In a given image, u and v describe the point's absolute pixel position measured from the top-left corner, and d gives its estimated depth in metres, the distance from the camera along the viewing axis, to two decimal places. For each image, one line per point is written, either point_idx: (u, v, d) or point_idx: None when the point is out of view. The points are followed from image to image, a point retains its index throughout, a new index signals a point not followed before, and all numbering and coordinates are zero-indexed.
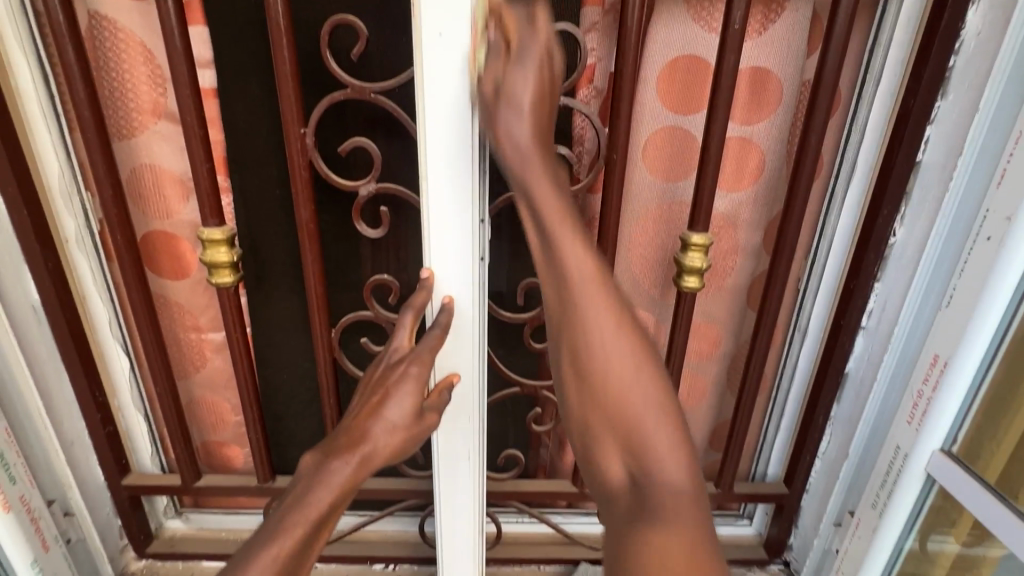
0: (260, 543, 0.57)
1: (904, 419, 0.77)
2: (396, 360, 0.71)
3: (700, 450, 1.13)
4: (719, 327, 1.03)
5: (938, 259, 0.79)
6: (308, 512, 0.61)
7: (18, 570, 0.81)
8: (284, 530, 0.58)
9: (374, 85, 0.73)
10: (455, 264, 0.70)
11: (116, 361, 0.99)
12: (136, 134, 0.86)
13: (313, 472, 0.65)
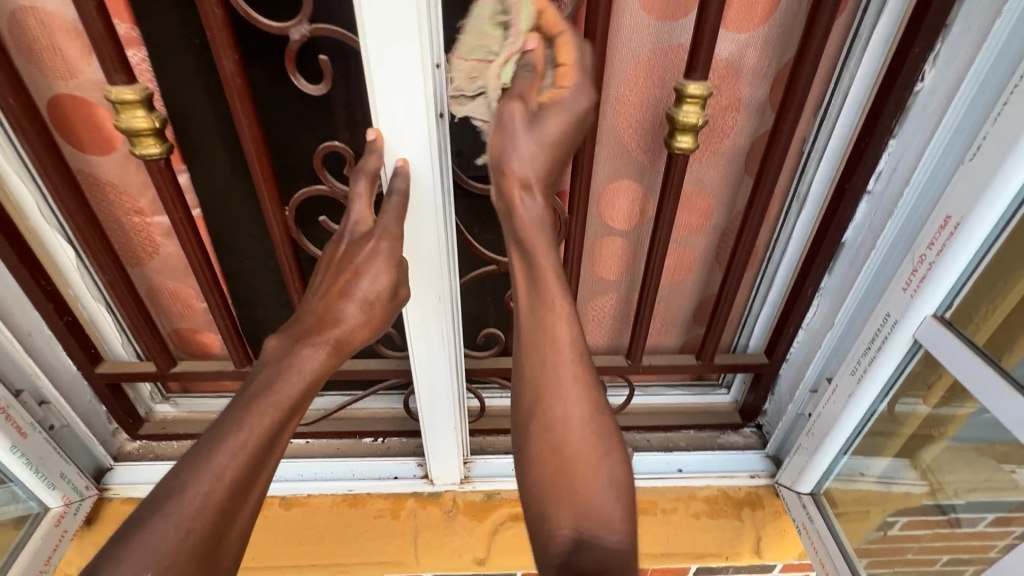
0: (225, 432, 0.52)
1: (899, 287, 0.72)
2: (359, 235, 0.64)
3: (683, 325, 1.11)
4: (712, 196, 0.94)
5: (969, 106, 0.68)
6: (277, 401, 0.55)
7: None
8: (250, 419, 0.53)
9: None
10: (405, 119, 0.61)
11: (57, 249, 0.91)
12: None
13: (279, 358, 0.58)
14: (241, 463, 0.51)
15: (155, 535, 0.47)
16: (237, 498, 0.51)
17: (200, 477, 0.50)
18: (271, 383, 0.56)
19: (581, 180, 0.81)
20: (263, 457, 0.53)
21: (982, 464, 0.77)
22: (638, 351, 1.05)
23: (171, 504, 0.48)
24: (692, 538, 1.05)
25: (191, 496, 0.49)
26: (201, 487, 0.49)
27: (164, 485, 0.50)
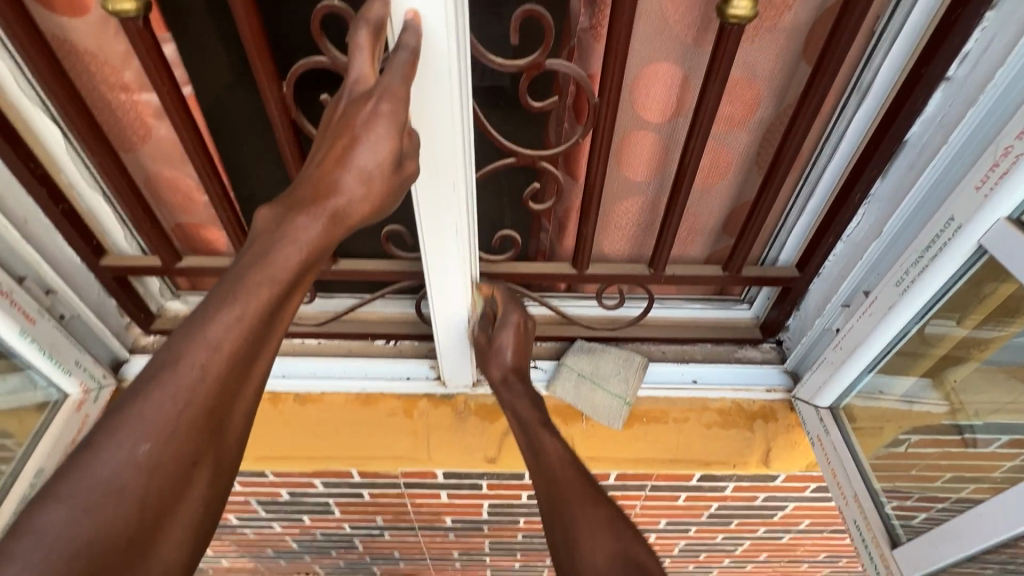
0: (219, 304, 0.49)
1: (973, 185, 0.64)
2: (358, 95, 0.55)
3: (710, 237, 1.04)
4: (761, 86, 0.83)
5: None
6: (274, 273, 0.51)
7: (8, 339, 0.81)
8: (243, 291, 0.49)
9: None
10: None
11: (41, 129, 0.84)
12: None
13: (274, 226, 0.53)
14: (238, 336, 0.48)
15: (151, 406, 0.44)
16: (236, 371, 0.48)
17: (193, 349, 0.47)
18: (267, 253, 0.51)
19: (615, 58, 0.70)
20: (261, 332, 0.50)
21: (1014, 387, 0.72)
22: (662, 260, 1.00)
23: (168, 373, 0.46)
24: (701, 446, 1.06)
25: (186, 368, 0.46)
26: (195, 359, 0.46)
27: (158, 357, 0.47)
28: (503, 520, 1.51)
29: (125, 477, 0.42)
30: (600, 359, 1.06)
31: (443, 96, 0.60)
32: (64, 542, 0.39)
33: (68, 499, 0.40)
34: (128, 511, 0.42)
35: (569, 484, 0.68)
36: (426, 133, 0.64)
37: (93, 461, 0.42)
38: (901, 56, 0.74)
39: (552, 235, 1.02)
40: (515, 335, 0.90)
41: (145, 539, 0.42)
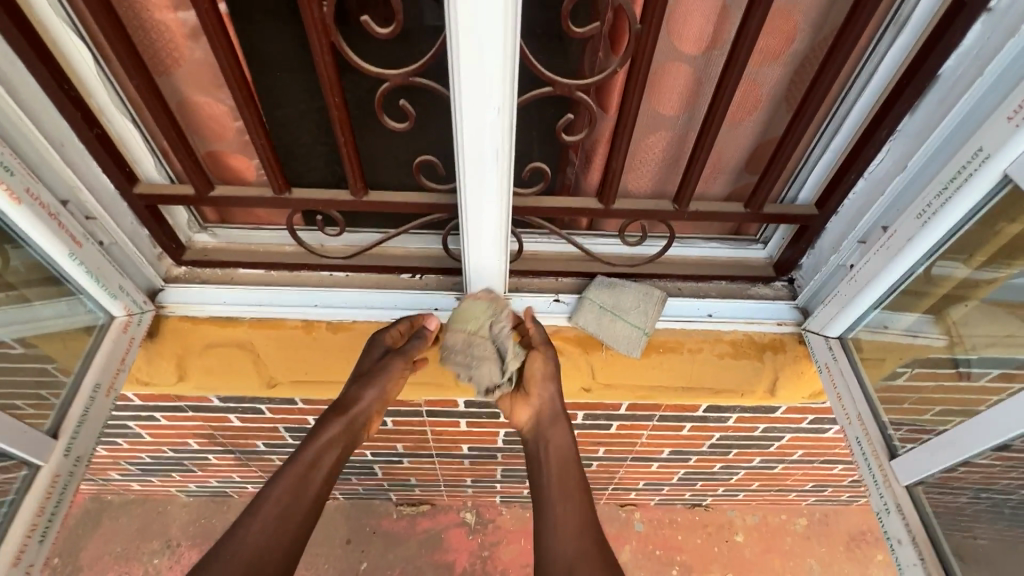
0: (298, 459, 0.90)
1: (1004, 116, 0.66)
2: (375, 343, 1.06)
3: (732, 176, 1.07)
4: (801, 16, 0.83)
5: None
6: (299, 466, 0.88)
7: (59, 261, 0.83)
8: (320, 449, 0.92)
9: (411, 69, 0.79)
10: None
11: (72, 47, 0.82)
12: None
13: (314, 434, 0.94)
14: (308, 458, 0.90)
15: (261, 516, 0.81)
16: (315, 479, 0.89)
17: (283, 478, 0.86)
18: (320, 428, 0.94)
19: None
20: (319, 455, 0.91)
21: (1012, 322, 0.76)
22: (687, 193, 1.01)
23: (279, 487, 0.85)
24: (713, 374, 1.13)
25: (282, 488, 0.85)
26: (282, 486, 0.85)
27: (271, 488, 0.85)
28: (516, 448, 1.61)
29: (260, 547, 0.79)
30: (621, 292, 1.10)
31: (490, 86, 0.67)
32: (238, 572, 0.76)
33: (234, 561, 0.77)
34: (255, 548, 0.79)
35: (568, 513, 0.89)
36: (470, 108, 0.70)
37: (236, 545, 0.78)
38: None
39: (578, 168, 1.04)
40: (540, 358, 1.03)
41: (282, 552, 0.80)
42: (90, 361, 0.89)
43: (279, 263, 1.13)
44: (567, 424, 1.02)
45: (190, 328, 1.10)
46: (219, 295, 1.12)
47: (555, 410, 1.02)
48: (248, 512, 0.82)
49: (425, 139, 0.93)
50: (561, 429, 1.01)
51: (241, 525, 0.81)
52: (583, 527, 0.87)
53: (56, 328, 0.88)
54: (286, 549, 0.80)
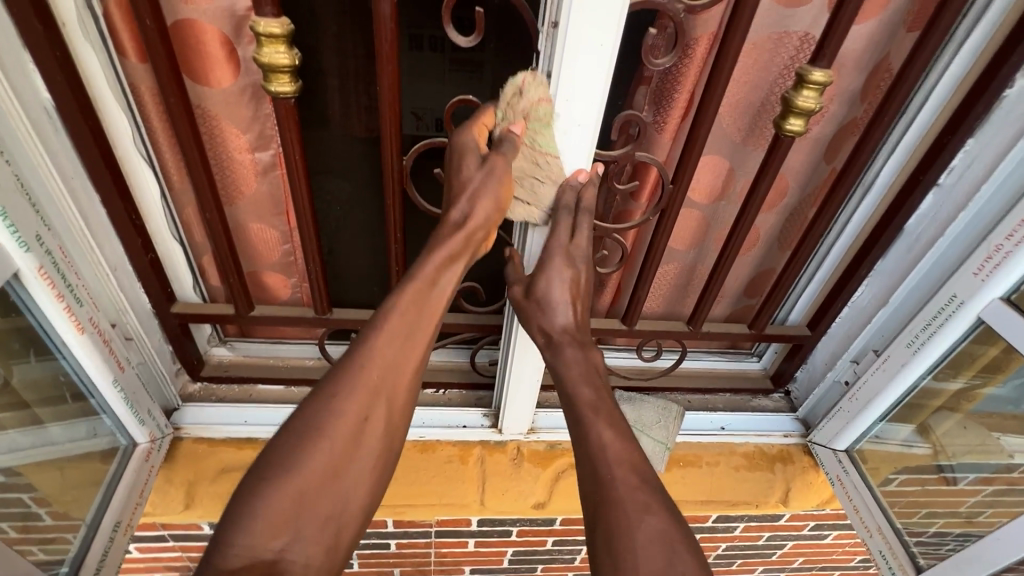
0: (346, 394, 0.63)
1: (970, 271, 0.82)
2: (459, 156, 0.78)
3: (734, 298, 1.20)
4: (791, 178, 1.01)
5: None
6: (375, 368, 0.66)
7: (103, 389, 0.85)
8: (372, 358, 0.65)
9: None
10: None
11: (143, 181, 0.87)
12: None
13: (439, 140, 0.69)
14: (372, 381, 0.65)
15: (293, 476, 0.59)
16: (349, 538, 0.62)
17: (316, 447, 0.60)
18: (365, 338, 0.66)
19: (692, 152, 0.84)
20: (374, 406, 0.64)
21: (981, 432, 0.95)
22: (701, 316, 1.12)
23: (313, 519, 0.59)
24: (731, 487, 1.17)
25: (319, 464, 0.60)
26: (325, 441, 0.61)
27: (284, 447, 0.60)
28: (522, 568, 1.53)
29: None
30: (643, 407, 1.18)
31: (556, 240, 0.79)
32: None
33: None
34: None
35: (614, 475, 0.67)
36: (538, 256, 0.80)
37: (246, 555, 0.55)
38: (899, 162, 0.93)
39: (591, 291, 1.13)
40: (567, 287, 0.82)
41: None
42: (116, 488, 0.91)
43: (303, 379, 1.12)
44: (584, 351, 0.83)
45: (207, 450, 1.06)
46: (238, 414, 1.09)
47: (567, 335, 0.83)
48: (269, 482, 0.58)
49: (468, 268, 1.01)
50: (576, 353, 0.82)
51: (251, 507, 0.56)
52: (642, 480, 0.67)
53: (62, 454, 0.85)
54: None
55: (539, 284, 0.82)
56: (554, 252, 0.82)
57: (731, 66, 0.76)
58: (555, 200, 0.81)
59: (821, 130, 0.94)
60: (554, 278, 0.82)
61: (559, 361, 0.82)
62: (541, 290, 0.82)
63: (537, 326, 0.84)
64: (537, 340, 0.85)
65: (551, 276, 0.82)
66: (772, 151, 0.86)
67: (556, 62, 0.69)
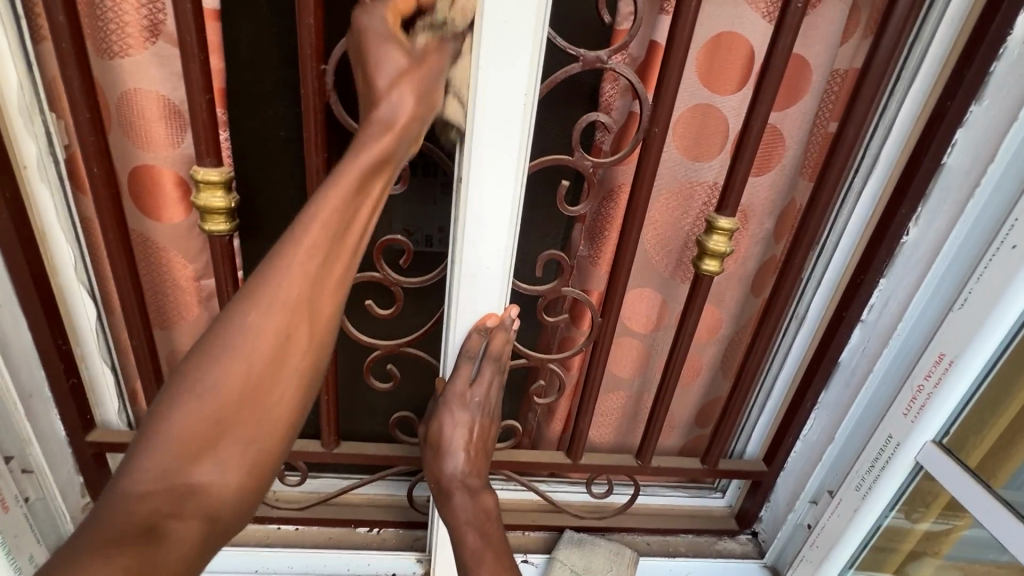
0: (261, 289, 0.57)
1: (900, 411, 0.81)
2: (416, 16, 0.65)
3: (685, 428, 1.16)
4: (722, 312, 1.03)
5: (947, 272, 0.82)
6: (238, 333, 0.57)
7: None
8: (299, 239, 0.58)
9: (402, 343, 0.87)
10: (487, 275, 0.71)
11: (79, 308, 0.88)
12: (125, 49, 0.73)
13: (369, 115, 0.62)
14: (282, 298, 0.57)
15: (190, 399, 0.54)
16: (275, 349, 0.57)
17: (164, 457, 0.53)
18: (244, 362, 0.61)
19: (616, 289, 0.86)
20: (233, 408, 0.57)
21: None
22: (648, 450, 1.06)
23: (215, 453, 0.54)
24: None
25: (219, 372, 0.55)
26: (218, 374, 0.55)
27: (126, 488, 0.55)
28: None
29: (119, 573, 0.48)
30: (591, 553, 1.07)
31: (472, 378, 0.78)
32: (97, 547, 0.49)
33: (89, 550, 0.48)
34: (127, 566, 0.49)
35: None
36: (454, 397, 0.78)
37: (129, 499, 0.51)
38: (824, 299, 0.97)
39: (540, 417, 1.10)
40: (471, 435, 0.79)
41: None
42: None
43: None
44: (478, 493, 0.80)
45: None
46: None
47: (463, 480, 0.80)
48: None
49: (405, 398, 0.99)
50: (469, 499, 0.79)
51: None
52: None
53: None
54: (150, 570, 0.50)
55: (440, 431, 0.79)
56: (453, 398, 0.78)
57: (644, 214, 0.81)
58: (461, 344, 0.76)
59: (742, 267, 0.99)
60: (446, 425, 0.79)
61: (444, 507, 0.79)
62: (442, 435, 0.79)
63: (432, 473, 0.81)
64: (432, 482, 0.81)
65: (446, 420, 0.78)
66: (694, 289, 0.89)
67: (461, 206, 0.67)
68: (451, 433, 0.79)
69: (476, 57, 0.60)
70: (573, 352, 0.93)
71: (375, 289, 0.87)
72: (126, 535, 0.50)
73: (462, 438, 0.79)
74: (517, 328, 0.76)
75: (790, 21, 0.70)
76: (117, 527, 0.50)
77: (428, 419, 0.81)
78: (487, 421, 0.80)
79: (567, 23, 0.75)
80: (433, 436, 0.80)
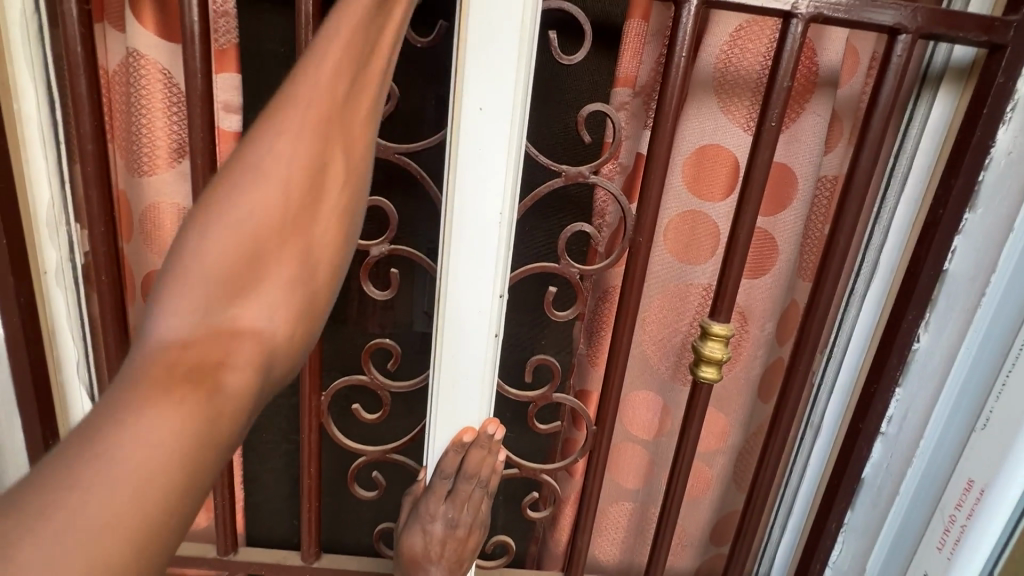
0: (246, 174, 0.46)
1: (935, 545, 0.75)
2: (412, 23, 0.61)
3: (700, 546, 1.06)
4: (729, 417, 0.97)
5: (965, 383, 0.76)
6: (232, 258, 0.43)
7: None
8: (270, 168, 0.47)
9: (388, 448, 0.84)
10: (466, 387, 0.70)
11: (76, 405, 0.90)
12: (153, 166, 0.80)
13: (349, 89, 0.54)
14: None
15: (218, 233, 0.44)
16: (292, 210, 0.47)
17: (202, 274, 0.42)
18: None
19: (609, 395, 0.83)
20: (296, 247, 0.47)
21: None
22: (657, 574, 0.96)
23: (231, 374, 0.40)
24: None
25: (248, 201, 0.45)
26: (226, 248, 0.44)
27: None
28: None
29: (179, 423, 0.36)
30: None
31: (450, 495, 0.74)
32: (156, 391, 0.37)
33: (132, 403, 0.36)
34: (173, 459, 0.35)
35: None
36: (433, 517, 0.74)
37: (150, 363, 0.38)
38: (838, 405, 0.91)
39: (547, 523, 1.01)
40: (451, 548, 0.75)
41: (171, 483, 0.35)
42: None
43: None
44: None
45: None
46: None
47: None
48: None
49: (393, 505, 0.94)
50: None
51: None
52: None
53: None
54: (207, 459, 0.37)
55: (415, 547, 0.75)
56: (425, 514, 0.74)
57: (634, 321, 0.80)
58: (438, 462, 0.73)
59: (742, 371, 0.95)
60: (421, 540, 0.75)
61: None
62: (418, 551, 0.75)
63: None
64: None
65: (419, 535, 0.75)
66: (693, 397, 0.85)
67: (439, 317, 0.67)
68: (431, 549, 0.75)
69: (451, 177, 0.63)
70: (567, 462, 0.87)
71: (361, 392, 0.86)
72: (172, 382, 0.38)
73: (440, 553, 0.75)
74: (497, 443, 0.72)
75: (765, 138, 0.72)
76: (157, 387, 0.37)
77: (400, 535, 0.77)
78: (465, 534, 0.75)
79: (552, 139, 0.80)
80: (410, 552, 0.76)
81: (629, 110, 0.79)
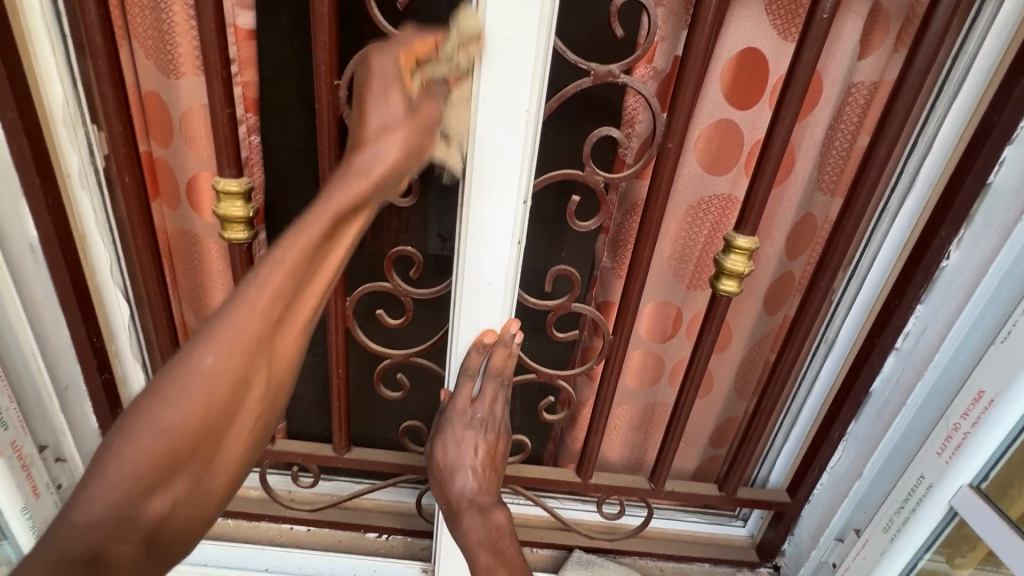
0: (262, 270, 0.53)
1: (934, 449, 0.78)
2: None
3: (700, 449, 1.12)
4: (738, 330, 0.99)
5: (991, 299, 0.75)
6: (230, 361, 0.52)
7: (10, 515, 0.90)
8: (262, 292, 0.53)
9: (412, 352, 0.87)
10: (489, 291, 0.71)
11: (114, 307, 0.94)
12: (178, 67, 0.77)
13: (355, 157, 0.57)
14: (240, 344, 0.52)
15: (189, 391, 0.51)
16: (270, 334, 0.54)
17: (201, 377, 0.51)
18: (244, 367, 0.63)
19: (628, 306, 0.84)
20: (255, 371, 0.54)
21: None
22: (662, 474, 1.03)
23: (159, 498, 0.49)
24: None
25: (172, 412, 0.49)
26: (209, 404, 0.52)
27: None
28: None
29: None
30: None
31: (473, 392, 0.77)
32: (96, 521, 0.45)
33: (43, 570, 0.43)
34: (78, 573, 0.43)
35: None
36: (457, 414, 0.78)
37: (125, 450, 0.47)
38: (856, 321, 0.91)
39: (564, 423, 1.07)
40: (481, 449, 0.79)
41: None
42: None
43: (240, 513, 1.06)
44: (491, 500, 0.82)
45: None
46: None
47: (483, 496, 0.80)
48: None
49: (417, 405, 1.00)
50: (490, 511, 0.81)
51: None
52: None
53: None
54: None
55: (450, 449, 0.79)
56: (456, 414, 0.78)
57: (657, 232, 0.79)
58: (462, 362, 0.77)
59: (758, 286, 0.95)
60: (452, 441, 0.79)
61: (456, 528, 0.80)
62: (452, 453, 0.79)
63: (450, 495, 0.80)
64: (450, 504, 0.81)
65: (453, 436, 0.79)
66: (710, 310, 0.86)
67: (462, 221, 0.67)
68: (460, 449, 0.79)
69: (477, 73, 0.60)
70: (584, 369, 0.91)
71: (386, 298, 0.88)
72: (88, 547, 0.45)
73: (471, 454, 0.79)
74: (518, 343, 0.75)
75: (814, 32, 0.67)
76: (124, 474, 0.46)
77: (433, 440, 0.81)
78: (495, 437, 0.80)
79: (583, 36, 0.74)
80: (444, 451, 0.79)
81: (668, 5, 0.73)
